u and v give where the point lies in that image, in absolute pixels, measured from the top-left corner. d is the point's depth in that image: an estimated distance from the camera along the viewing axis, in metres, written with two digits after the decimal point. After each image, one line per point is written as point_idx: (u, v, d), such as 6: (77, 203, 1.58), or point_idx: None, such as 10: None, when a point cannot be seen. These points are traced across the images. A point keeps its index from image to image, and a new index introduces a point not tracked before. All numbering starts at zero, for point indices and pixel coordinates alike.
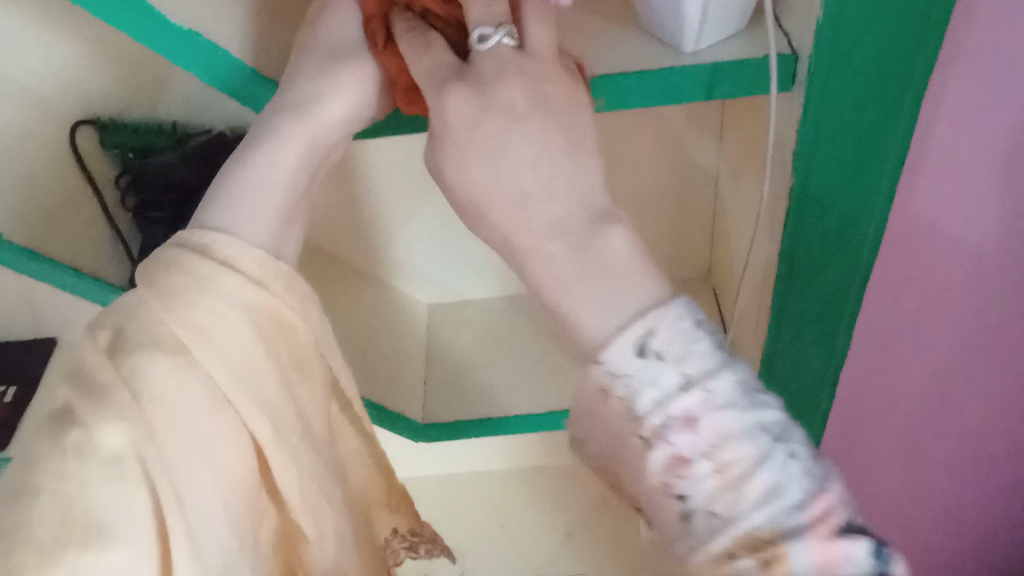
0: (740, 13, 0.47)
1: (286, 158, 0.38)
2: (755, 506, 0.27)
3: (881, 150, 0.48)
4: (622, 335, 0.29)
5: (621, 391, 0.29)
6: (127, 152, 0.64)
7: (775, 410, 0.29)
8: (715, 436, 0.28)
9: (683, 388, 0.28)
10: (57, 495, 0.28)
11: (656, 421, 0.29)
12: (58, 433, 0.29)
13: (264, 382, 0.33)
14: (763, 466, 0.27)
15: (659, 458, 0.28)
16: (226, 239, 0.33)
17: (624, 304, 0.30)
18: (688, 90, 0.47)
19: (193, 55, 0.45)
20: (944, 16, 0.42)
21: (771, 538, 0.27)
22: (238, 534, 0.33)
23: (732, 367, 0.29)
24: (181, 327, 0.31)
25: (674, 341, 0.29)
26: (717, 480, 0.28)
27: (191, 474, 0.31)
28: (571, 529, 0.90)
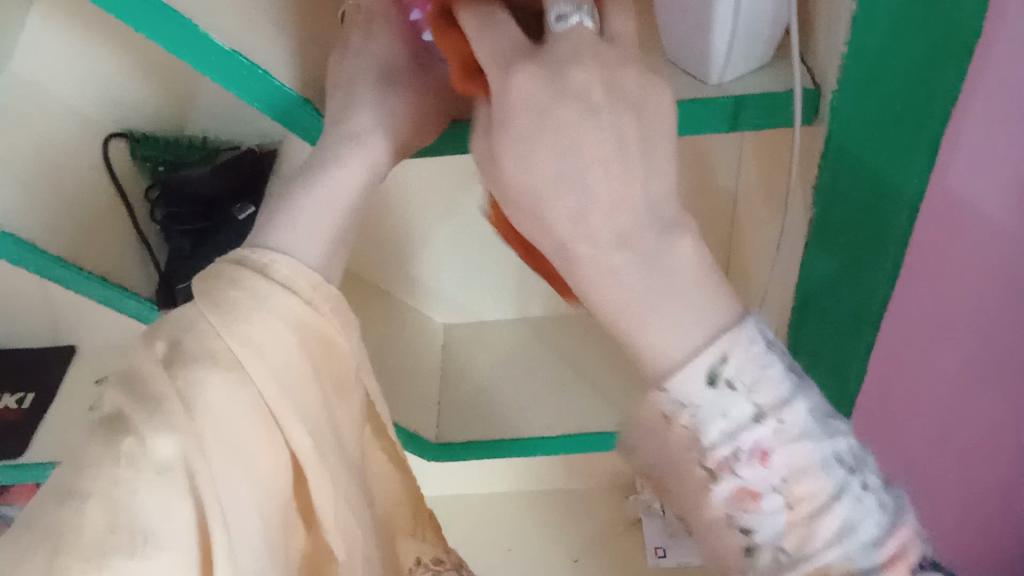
0: (765, 47, 0.48)
1: (345, 179, 0.39)
2: (826, 543, 0.30)
3: (898, 187, 0.50)
4: (691, 362, 0.30)
5: (687, 421, 0.31)
6: (157, 165, 0.65)
7: (844, 439, 0.32)
8: (787, 469, 0.30)
9: (756, 421, 0.31)
10: (105, 498, 0.29)
11: (724, 453, 0.31)
12: (108, 442, 0.30)
13: (306, 395, 0.35)
14: (838, 501, 0.30)
15: (727, 488, 0.31)
16: (282, 261, 0.35)
17: (692, 327, 0.30)
18: (713, 121, 0.49)
19: (239, 78, 0.47)
20: (962, 60, 0.43)
21: (843, 574, 0.29)
22: (273, 547, 0.34)
23: (804, 397, 0.31)
24: (235, 341, 0.33)
25: (747, 369, 0.30)
26: (789, 514, 0.30)
27: (234, 485, 0.32)
28: (578, 555, 0.90)
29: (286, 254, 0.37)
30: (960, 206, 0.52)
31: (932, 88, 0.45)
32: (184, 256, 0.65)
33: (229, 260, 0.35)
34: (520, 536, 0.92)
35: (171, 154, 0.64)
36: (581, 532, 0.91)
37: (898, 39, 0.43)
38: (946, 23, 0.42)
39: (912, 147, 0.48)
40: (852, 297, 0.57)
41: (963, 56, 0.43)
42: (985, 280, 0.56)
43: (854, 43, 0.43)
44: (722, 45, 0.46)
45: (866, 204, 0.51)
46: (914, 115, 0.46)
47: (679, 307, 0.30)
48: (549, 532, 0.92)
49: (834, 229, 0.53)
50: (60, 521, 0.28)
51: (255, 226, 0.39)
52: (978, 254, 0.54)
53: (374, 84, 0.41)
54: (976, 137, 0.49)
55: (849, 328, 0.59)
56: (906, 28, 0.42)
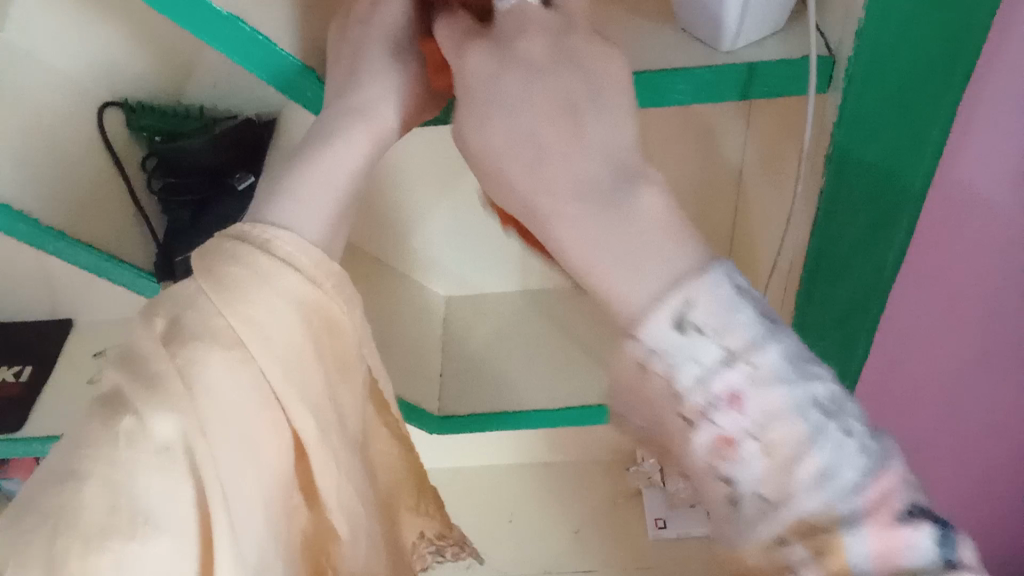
0: (780, 13, 0.47)
1: (347, 155, 0.38)
2: (808, 492, 0.27)
3: (915, 156, 0.49)
4: (659, 304, 0.29)
5: (659, 367, 0.29)
6: (154, 135, 0.63)
7: (825, 383, 0.29)
8: (761, 414, 0.28)
9: (726, 364, 0.28)
10: (104, 479, 0.28)
11: (700, 400, 0.28)
12: (106, 421, 0.29)
13: (309, 376, 0.34)
14: (815, 446, 0.27)
15: (703, 438, 0.28)
16: (285, 237, 0.34)
17: (655, 274, 0.29)
18: (724, 90, 0.47)
19: (238, 47, 0.45)
20: (985, 28, 0.43)
21: (825, 524, 0.27)
22: (274, 528, 0.33)
23: (777, 338, 0.29)
24: (237, 320, 0.32)
25: (714, 314, 0.28)
26: (766, 462, 0.28)
27: (236, 468, 0.31)
28: (579, 526, 0.89)
29: (289, 229, 0.36)
30: (974, 173, 0.52)
31: (954, 58, 0.44)
32: (184, 228, 0.65)
33: (231, 236, 0.34)
34: (522, 507, 0.92)
35: (170, 125, 0.63)
36: (583, 505, 0.91)
37: (919, 10, 0.42)
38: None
39: (930, 118, 0.47)
40: (863, 264, 0.57)
41: (987, 24, 0.42)
42: (996, 250, 0.55)
43: (875, 13, 0.42)
44: (735, 11, 0.44)
45: (881, 171, 0.50)
46: (931, 82, 0.45)
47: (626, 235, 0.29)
48: (551, 505, 0.91)
49: (846, 198, 0.52)
50: (56, 504, 0.27)
51: (254, 199, 0.38)
52: (993, 221, 0.54)
53: (377, 52, 0.39)
54: (992, 100, 0.48)
55: (860, 295, 0.59)
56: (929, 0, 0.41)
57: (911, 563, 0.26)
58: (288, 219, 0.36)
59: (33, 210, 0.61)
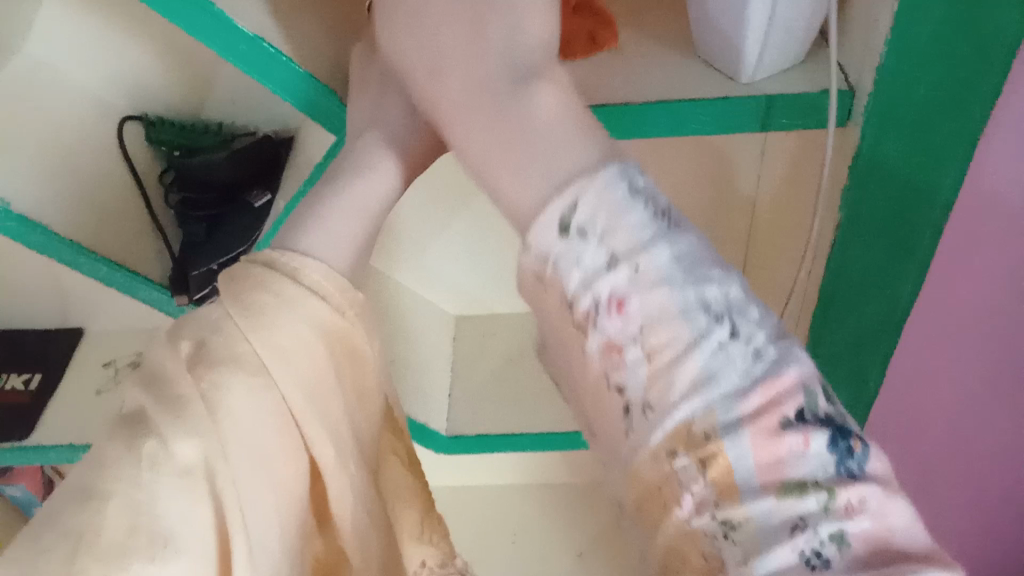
0: (800, 46, 0.47)
1: (369, 188, 0.39)
2: (687, 395, 0.28)
3: (929, 188, 0.49)
4: (550, 208, 0.31)
5: (550, 269, 0.31)
6: (173, 150, 0.63)
7: (719, 286, 0.30)
8: (645, 319, 0.29)
9: (610, 266, 0.30)
10: (125, 500, 0.28)
11: (589, 303, 0.30)
12: (129, 442, 0.29)
13: (328, 403, 0.35)
14: (699, 349, 0.28)
15: (595, 341, 0.31)
16: (308, 264, 0.35)
17: (543, 185, 0.32)
18: (743, 120, 0.48)
19: (262, 66, 0.46)
20: (1005, 60, 0.42)
21: (707, 431, 0.28)
22: (289, 551, 0.33)
23: (665, 240, 0.30)
24: (263, 345, 0.32)
25: (598, 215, 0.30)
26: (649, 366, 0.29)
27: (255, 492, 0.31)
28: (582, 549, 0.90)
29: (314, 256, 0.36)
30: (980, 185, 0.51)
31: (971, 88, 0.44)
32: (200, 243, 0.64)
33: (255, 262, 0.35)
34: (524, 526, 0.92)
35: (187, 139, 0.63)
36: (586, 528, 0.91)
37: (939, 41, 0.42)
38: (988, 24, 0.41)
39: (946, 150, 0.47)
40: (877, 298, 0.57)
41: (1005, 55, 0.42)
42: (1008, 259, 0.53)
43: (897, 37, 0.42)
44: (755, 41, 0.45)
45: (894, 209, 0.51)
46: (947, 124, 0.46)
47: (535, 154, 0.32)
48: (553, 525, 0.92)
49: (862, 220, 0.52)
50: (79, 524, 0.27)
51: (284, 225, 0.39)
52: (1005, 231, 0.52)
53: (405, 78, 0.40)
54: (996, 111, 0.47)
55: (872, 330, 0.59)
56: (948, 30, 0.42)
57: (799, 473, 0.27)
58: (313, 244, 0.37)
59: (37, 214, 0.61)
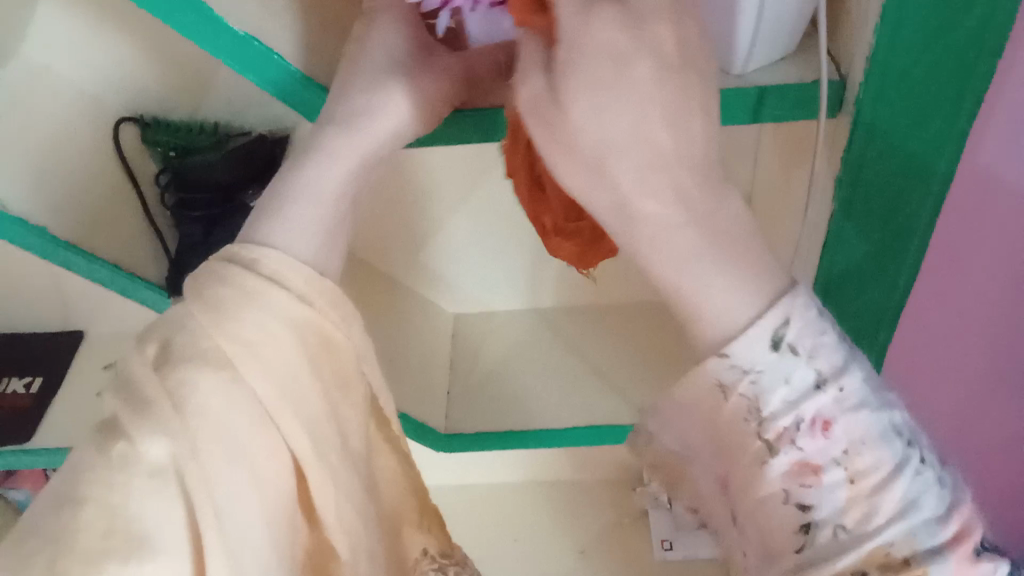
0: (791, 38, 0.47)
1: (325, 168, 0.39)
2: (890, 519, 0.31)
3: (919, 185, 0.49)
4: (756, 325, 0.31)
5: (749, 386, 0.31)
6: (168, 150, 0.65)
7: (901, 414, 0.33)
8: (849, 442, 0.31)
9: (817, 388, 0.31)
10: (100, 503, 0.28)
11: (786, 423, 0.31)
12: (104, 444, 0.30)
13: (308, 399, 0.35)
14: (901, 474, 0.31)
15: (784, 463, 0.31)
16: (272, 256, 0.35)
17: (748, 298, 0.31)
18: (736, 113, 0.48)
19: (249, 62, 0.47)
20: (994, 51, 0.42)
21: (910, 556, 0.30)
22: (275, 547, 0.34)
23: (859, 367, 0.32)
24: (225, 340, 0.32)
25: (810, 337, 0.31)
26: (849, 489, 0.31)
27: (232, 490, 0.31)
28: (584, 546, 0.89)
29: (279, 248, 0.36)
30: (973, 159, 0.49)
31: (958, 85, 0.44)
32: (196, 242, 0.65)
33: (219, 258, 0.35)
34: (526, 524, 0.91)
35: (184, 141, 0.64)
36: (588, 523, 0.91)
37: (927, 42, 0.42)
38: (976, 21, 0.41)
39: (934, 145, 0.47)
40: (875, 287, 0.57)
41: (996, 46, 0.42)
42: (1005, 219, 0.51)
43: (883, 46, 0.42)
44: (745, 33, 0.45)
45: (884, 209, 0.51)
46: (937, 116, 0.45)
47: (734, 274, 0.31)
48: (555, 521, 0.91)
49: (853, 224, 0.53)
50: (55, 527, 0.28)
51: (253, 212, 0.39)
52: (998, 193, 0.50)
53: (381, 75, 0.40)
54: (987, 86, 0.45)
55: (870, 317, 0.59)
56: (937, 31, 0.41)
57: None
58: (275, 233, 0.37)
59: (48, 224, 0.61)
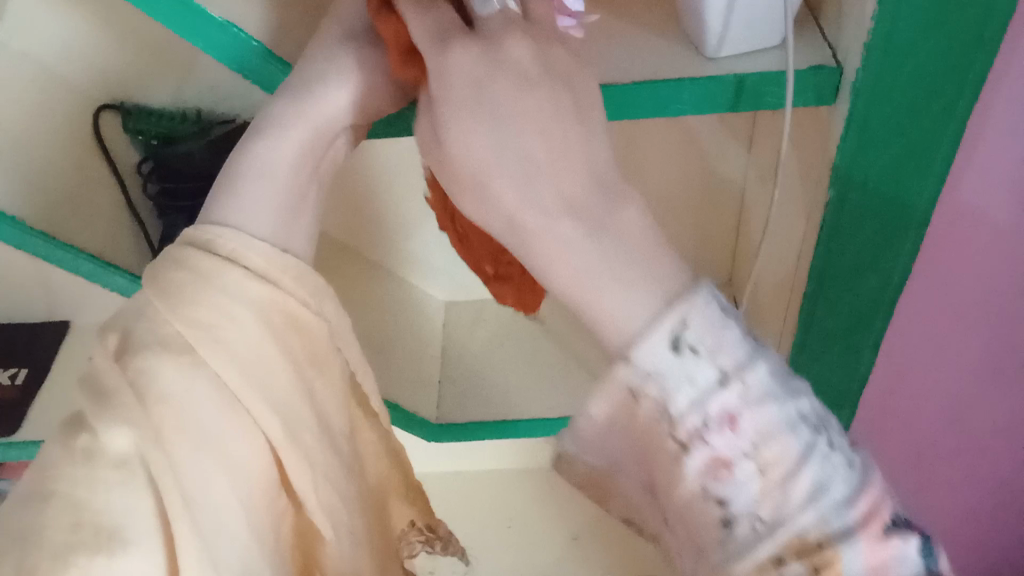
0: (772, 27, 0.46)
1: (272, 149, 0.37)
2: (801, 506, 0.28)
3: (922, 167, 0.49)
4: (654, 326, 0.29)
5: (653, 394, 0.29)
6: (150, 139, 0.63)
7: (812, 400, 0.30)
8: (755, 434, 0.28)
9: (720, 382, 0.28)
10: (66, 499, 0.27)
11: (694, 422, 0.29)
12: (71, 437, 0.29)
13: (276, 379, 0.34)
14: (809, 462, 0.28)
15: (698, 461, 0.29)
16: (230, 235, 0.34)
17: (647, 298, 0.29)
18: (713, 103, 0.47)
19: (209, 36, 0.47)
20: (1002, 26, 0.42)
21: (821, 540, 0.27)
22: (256, 533, 0.33)
23: (763, 359, 0.29)
24: (186, 326, 0.31)
25: (708, 334, 0.28)
26: (760, 482, 0.28)
27: (204, 476, 0.31)
28: (578, 532, 0.89)
29: (236, 225, 0.35)
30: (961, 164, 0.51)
31: (966, 60, 0.43)
32: (179, 233, 0.64)
33: (176, 244, 0.34)
34: (520, 511, 0.91)
35: (164, 128, 0.63)
36: (582, 510, 0.90)
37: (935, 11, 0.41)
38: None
39: (939, 124, 0.47)
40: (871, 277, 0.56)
41: (1004, 23, 0.42)
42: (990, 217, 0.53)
43: (891, 6, 0.41)
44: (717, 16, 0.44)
45: (886, 188, 0.51)
46: (939, 96, 0.45)
47: (628, 262, 0.29)
48: (548, 508, 0.91)
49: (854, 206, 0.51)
50: (23, 526, 0.27)
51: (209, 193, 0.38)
52: (985, 201, 0.52)
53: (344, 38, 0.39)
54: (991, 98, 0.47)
55: (865, 310, 0.59)
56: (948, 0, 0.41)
57: None
58: (228, 219, 0.36)
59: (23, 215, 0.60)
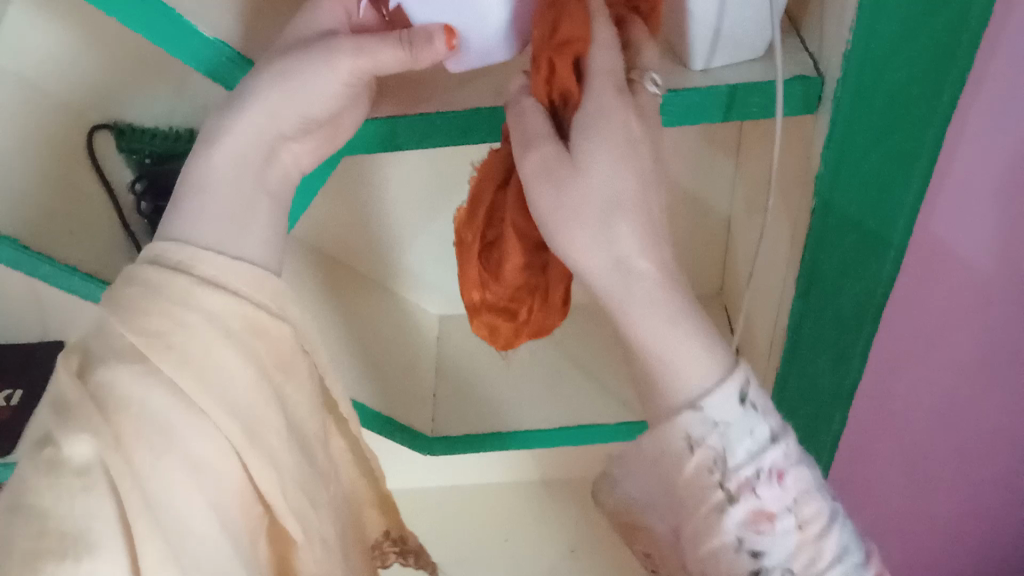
0: (759, 39, 0.46)
1: (207, 160, 0.40)
2: (830, 561, 0.39)
3: (904, 175, 0.49)
4: (725, 385, 0.38)
5: (720, 442, 0.38)
6: (144, 158, 0.64)
7: (817, 470, 0.41)
8: (796, 490, 0.39)
9: (771, 443, 0.39)
10: (31, 510, 0.30)
11: (749, 473, 0.38)
12: (38, 451, 0.32)
13: (238, 383, 0.36)
14: (829, 522, 0.39)
15: (746, 509, 0.38)
16: (178, 248, 0.37)
17: (712, 365, 0.39)
18: (708, 111, 0.47)
19: (180, 40, 0.46)
20: (975, 32, 0.42)
21: None
22: (222, 534, 0.35)
23: (791, 431, 0.40)
24: (136, 334, 0.34)
25: (762, 396, 0.39)
26: (798, 534, 0.39)
27: (164, 479, 0.33)
28: (575, 545, 0.88)
29: (187, 241, 0.38)
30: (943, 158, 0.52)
31: (939, 66, 0.44)
32: None
33: (142, 260, 0.37)
34: (517, 527, 0.90)
35: (160, 147, 0.63)
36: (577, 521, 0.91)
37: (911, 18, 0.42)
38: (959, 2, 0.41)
39: (916, 132, 0.47)
40: (855, 284, 0.55)
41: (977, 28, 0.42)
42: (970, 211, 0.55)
43: (865, 22, 0.41)
44: (706, 24, 0.44)
45: (867, 194, 0.50)
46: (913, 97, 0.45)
47: (695, 336, 0.39)
48: (543, 520, 0.91)
49: (836, 218, 0.51)
50: None
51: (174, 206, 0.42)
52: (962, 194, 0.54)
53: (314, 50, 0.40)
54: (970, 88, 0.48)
55: (848, 319, 0.58)
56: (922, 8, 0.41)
57: None
58: (183, 232, 0.38)
59: (16, 232, 0.58)
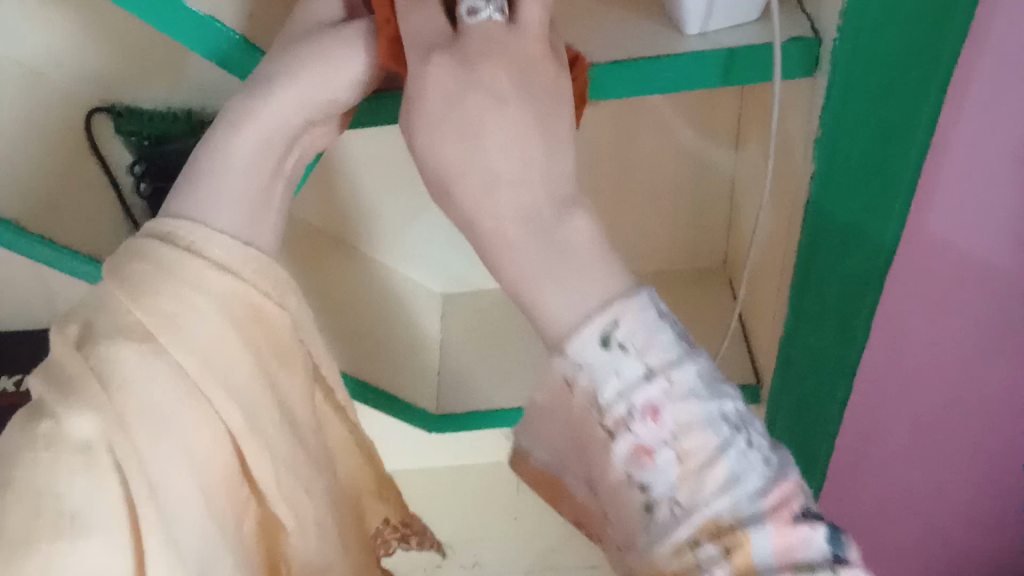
0: (753, 4, 0.46)
1: (229, 143, 0.39)
2: (715, 494, 0.31)
3: (904, 148, 0.48)
4: (587, 324, 0.33)
5: (586, 380, 0.33)
6: (142, 139, 0.62)
7: (734, 401, 0.33)
8: (677, 425, 0.32)
9: (646, 379, 0.33)
10: (28, 489, 0.30)
11: (621, 411, 0.33)
12: (35, 425, 0.32)
13: (236, 366, 0.36)
14: (724, 455, 0.32)
15: (624, 447, 0.33)
16: (191, 227, 0.36)
17: (583, 297, 0.34)
18: (706, 75, 0.46)
19: (188, 28, 0.46)
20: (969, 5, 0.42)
21: (731, 524, 0.31)
22: (214, 520, 0.35)
23: (692, 359, 0.33)
24: (145, 312, 0.34)
25: (637, 333, 0.33)
26: (680, 468, 0.32)
27: (164, 460, 0.33)
28: None
29: (200, 221, 0.37)
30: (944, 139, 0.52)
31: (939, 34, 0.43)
32: None
33: (150, 236, 0.37)
34: None
35: (157, 129, 0.61)
36: None
37: None
38: None
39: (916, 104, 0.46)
40: (859, 257, 0.55)
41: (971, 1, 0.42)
42: (970, 192, 0.54)
43: None
44: None
45: (871, 166, 0.50)
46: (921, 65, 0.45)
47: (569, 274, 0.35)
48: None
49: (838, 189, 0.51)
50: None
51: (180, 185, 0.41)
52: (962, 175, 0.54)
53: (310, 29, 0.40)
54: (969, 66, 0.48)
55: (852, 290, 0.58)
56: None
57: (806, 557, 0.30)
58: (192, 210, 0.38)
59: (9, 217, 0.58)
